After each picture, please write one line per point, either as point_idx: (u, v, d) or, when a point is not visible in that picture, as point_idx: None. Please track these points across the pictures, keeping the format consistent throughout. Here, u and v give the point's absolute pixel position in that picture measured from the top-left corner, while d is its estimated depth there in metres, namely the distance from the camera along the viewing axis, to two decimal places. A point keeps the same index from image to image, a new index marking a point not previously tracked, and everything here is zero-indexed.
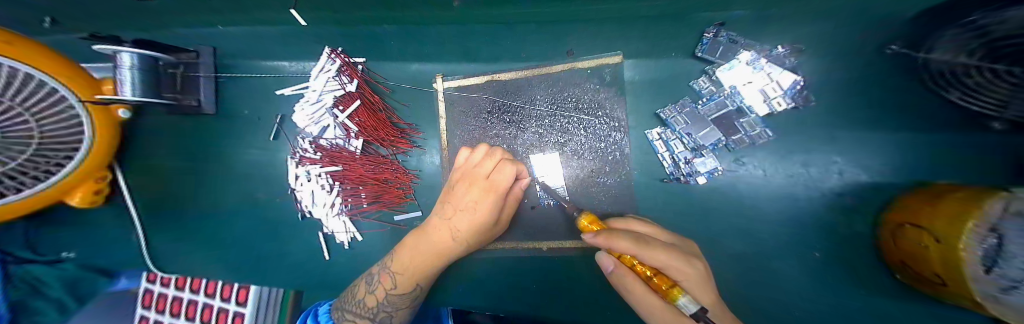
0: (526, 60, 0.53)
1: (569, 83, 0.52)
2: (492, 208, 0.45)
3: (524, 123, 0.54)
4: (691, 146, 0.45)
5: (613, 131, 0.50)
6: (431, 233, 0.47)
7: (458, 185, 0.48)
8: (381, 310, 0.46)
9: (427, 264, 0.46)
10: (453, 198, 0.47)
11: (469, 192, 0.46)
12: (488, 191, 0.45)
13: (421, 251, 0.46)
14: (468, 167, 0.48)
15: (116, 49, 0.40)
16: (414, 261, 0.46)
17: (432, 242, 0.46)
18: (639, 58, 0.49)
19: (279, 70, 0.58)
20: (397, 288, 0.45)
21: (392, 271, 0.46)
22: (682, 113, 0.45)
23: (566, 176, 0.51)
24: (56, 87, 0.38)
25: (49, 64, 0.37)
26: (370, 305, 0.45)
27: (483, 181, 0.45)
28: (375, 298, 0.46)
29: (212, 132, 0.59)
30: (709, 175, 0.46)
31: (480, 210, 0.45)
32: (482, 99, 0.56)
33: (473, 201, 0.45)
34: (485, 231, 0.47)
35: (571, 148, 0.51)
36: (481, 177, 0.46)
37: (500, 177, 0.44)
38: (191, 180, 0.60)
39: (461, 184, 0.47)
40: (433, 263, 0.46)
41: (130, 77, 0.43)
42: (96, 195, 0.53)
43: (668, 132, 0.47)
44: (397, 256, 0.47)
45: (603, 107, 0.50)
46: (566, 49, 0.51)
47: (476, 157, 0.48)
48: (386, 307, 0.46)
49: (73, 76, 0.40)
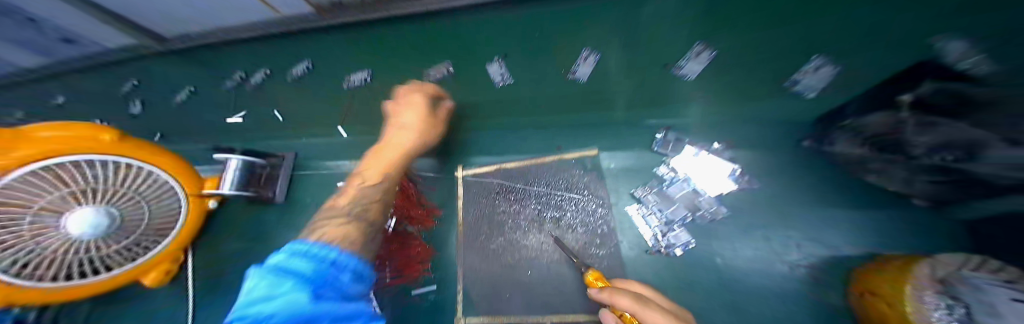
0: (526, 153, 0.70)
1: (560, 170, 0.66)
2: (424, 114, 0.61)
3: (526, 201, 0.66)
4: (663, 220, 0.56)
5: (598, 207, 0.61)
6: (376, 156, 0.60)
7: (405, 107, 0.64)
8: (358, 204, 0.52)
9: (388, 160, 0.58)
10: (393, 123, 0.63)
11: (405, 114, 0.62)
12: (413, 104, 0.63)
13: (377, 159, 0.58)
14: (397, 103, 0.65)
15: (230, 157, 0.60)
16: (382, 159, 0.58)
17: (377, 159, 0.59)
18: (612, 151, 0.64)
19: (338, 166, 0.75)
20: (371, 180, 0.55)
21: (365, 177, 0.57)
22: (654, 192, 0.58)
23: (563, 247, 0.60)
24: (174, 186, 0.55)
25: (179, 171, 0.56)
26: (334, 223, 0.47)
27: (416, 105, 0.62)
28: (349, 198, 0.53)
29: (273, 217, 0.73)
30: (685, 247, 0.54)
31: (411, 117, 0.60)
32: (492, 182, 0.70)
33: (406, 112, 0.62)
34: (427, 124, 0.61)
35: (566, 222, 0.62)
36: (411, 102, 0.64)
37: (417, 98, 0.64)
38: (244, 259, 0.71)
39: (391, 113, 0.65)
40: (401, 155, 0.59)
41: (230, 176, 0.61)
42: (165, 275, 0.63)
43: (643, 209, 0.58)
44: (370, 163, 0.59)
45: (589, 188, 0.63)
46: (556, 144, 0.68)
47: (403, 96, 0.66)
48: (363, 201, 0.53)
49: (189, 178, 0.59)
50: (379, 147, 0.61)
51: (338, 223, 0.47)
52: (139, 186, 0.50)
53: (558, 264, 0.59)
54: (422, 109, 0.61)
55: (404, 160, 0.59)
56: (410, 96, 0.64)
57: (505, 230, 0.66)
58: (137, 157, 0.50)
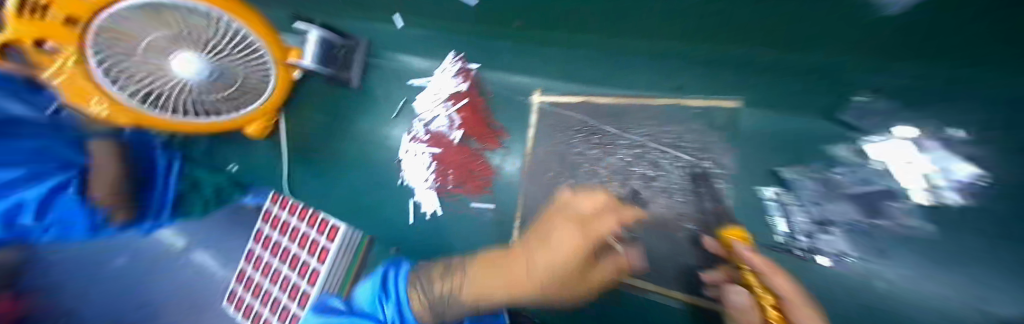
0: (628, 88, 0.54)
1: (670, 118, 0.50)
2: (579, 249, 0.43)
3: (613, 148, 0.54)
4: (816, 218, 0.41)
5: (714, 178, 0.46)
6: (549, 220, 0.50)
7: (562, 223, 0.47)
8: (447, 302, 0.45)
9: (495, 301, 0.46)
10: (540, 231, 0.50)
11: (562, 228, 0.46)
12: (577, 224, 0.46)
13: (569, 214, 0.48)
14: (567, 207, 0.50)
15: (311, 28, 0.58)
16: (511, 280, 0.45)
17: (491, 277, 0.47)
18: (766, 107, 0.45)
19: (410, 63, 0.68)
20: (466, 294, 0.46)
21: (468, 290, 0.47)
22: (815, 178, 0.41)
23: (647, 211, 0.50)
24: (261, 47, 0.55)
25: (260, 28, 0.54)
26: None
27: (580, 225, 0.45)
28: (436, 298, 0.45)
29: (352, 101, 0.73)
30: (838, 260, 0.40)
31: (565, 239, 0.44)
32: (574, 117, 0.58)
33: (556, 235, 0.46)
34: (567, 277, 0.46)
35: (660, 184, 0.50)
36: (567, 213, 0.49)
37: (603, 224, 0.45)
38: (323, 135, 0.75)
39: (553, 221, 0.49)
40: (550, 279, 0.44)
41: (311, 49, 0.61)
42: (264, 129, 0.71)
43: (788, 197, 0.42)
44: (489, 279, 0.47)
45: (707, 151, 0.48)
46: (674, 84, 0.50)
47: (581, 201, 0.49)
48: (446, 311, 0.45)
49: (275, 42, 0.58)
50: (545, 228, 0.49)
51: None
52: (228, 40, 0.50)
53: (625, 230, 0.50)
54: (584, 223, 0.45)
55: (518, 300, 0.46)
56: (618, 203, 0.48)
57: (578, 173, 0.57)
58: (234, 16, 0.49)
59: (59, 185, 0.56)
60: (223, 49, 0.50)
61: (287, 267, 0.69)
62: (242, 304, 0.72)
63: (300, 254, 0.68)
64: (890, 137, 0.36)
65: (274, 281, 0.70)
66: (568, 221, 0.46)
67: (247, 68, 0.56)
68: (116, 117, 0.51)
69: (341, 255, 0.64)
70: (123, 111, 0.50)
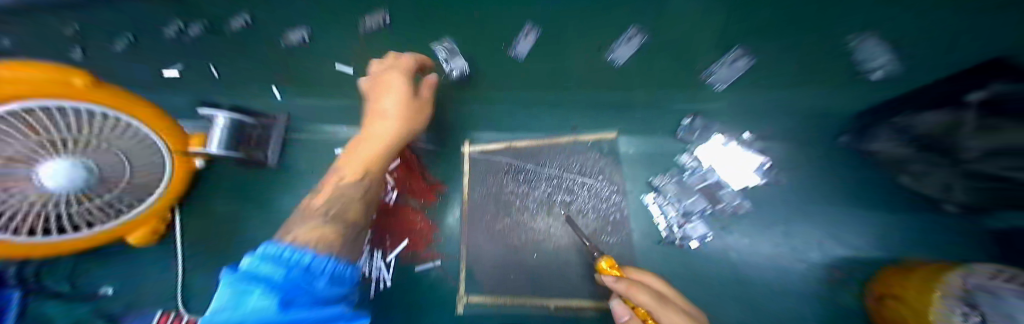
0: (541, 132, 0.64)
1: (576, 152, 0.62)
2: (426, 89, 0.53)
3: (535, 182, 0.63)
4: (680, 211, 0.53)
5: (614, 194, 0.58)
6: (379, 99, 0.49)
7: (393, 73, 0.49)
8: (336, 198, 0.39)
9: (372, 152, 0.45)
10: (354, 152, 0.47)
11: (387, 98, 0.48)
12: (402, 73, 0.49)
13: (388, 85, 0.49)
14: (376, 109, 0.48)
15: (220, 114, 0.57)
16: (351, 160, 0.45)
17: (368, 147, 0.45)
18: (634, 134, 0.60)
19: (337, 133, 0.70)
20: (348, 176, 0.43)
21: (340, 174, 0.43)
22: (674, 181, 0.55)
23: (571, 232, 0.58)
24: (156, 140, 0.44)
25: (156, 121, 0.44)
26: (318, 207, 0.37)
27: (399, 70, 0.49)
28: (328, 189, 0.41)
29: (271, 180, 0.69)
30: (700, 240, 0.52)
31: (398, 78, 0.48)
32: (502, 161, 0.66)
33: (395, 85, 0.48)
34: (414, 106, 0.49)
35: (577, 207, 0.59)
36: (393, 74, 0.49)
37: (410, 60, 0.51)
38: (239, 222, 0.69)
39: (374, 124, 0.47)
40: (381, 142, 0.46)
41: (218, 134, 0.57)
42: (152, 235, 0.61)
43: (660, 199, 0.55)
44: (337, 172, 0.44)
45: (604, 173, 0.59)
46: (571, 124, 0.62)
47: (389, 63, 0.51)
48: (345, 190, 0.40)
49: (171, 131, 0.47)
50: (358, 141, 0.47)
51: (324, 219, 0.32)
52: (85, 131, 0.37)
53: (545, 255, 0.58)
54: (405, 70, 0.49)
55: (387, 157, 0.47)
56: (401, 60, 0.51)
57: (513, 210, 0.63)
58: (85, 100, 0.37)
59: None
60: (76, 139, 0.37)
61: None
62: None
63: None
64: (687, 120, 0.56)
65: None
66: (389, 65, 0.51)
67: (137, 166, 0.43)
68: None
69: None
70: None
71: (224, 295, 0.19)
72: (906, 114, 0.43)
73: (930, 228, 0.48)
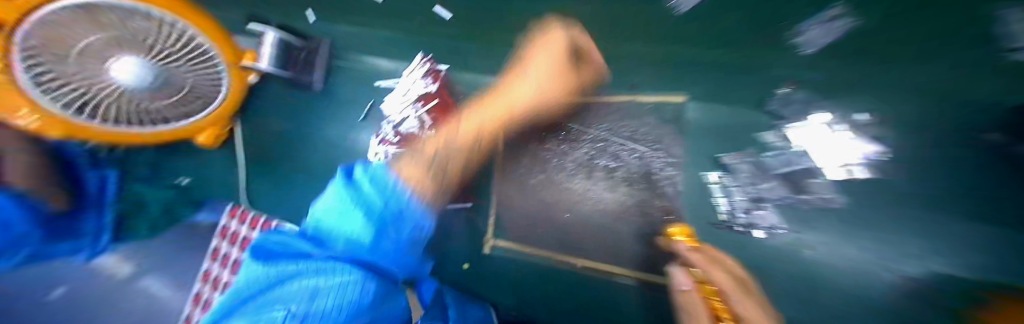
0: (592, 87, 0.57)
1: (629, 115, 0.55)
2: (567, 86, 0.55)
3: (577, 143, 0.57)
4: (750, 196, 0.46)
5: (667, 166, 0.51)
6: (531, 58, 0.54)
7: (552, 44, 0.52)
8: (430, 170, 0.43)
9: (478, 138, 0.53)
10: (512, 83, 0.57)
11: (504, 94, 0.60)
12: (558, 72, 0.53)
13: (549, 52, 0.53)
14: (520, 70, 0.56)
15: (268, 30, 0.59)
16: (470, 128, 0.54)
17: (507, 100, 0.55)
18: (708, 102, 0.50)
19: (377, 65, 0.68)
20: (457, 144, 0.51)
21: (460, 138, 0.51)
22: (750, 162, 0.46)
23: (610, 200, 0.53)
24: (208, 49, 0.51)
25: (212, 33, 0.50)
26: (426, 154, 0.45)
27: (552, 65, 0.53)
28: (423, 169, 0.42)
29: (315, 104, 0.71)
30: (769, 231, 0.45)
31: (555, 75, 0.53)
32: (542, 115, 0.60)
33: (542, 62, 0.53)
34: (546, 109, 0.57)
35: (621, 175, 0.54)
36: (552, 46, 0.52)
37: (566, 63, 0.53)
38: (285, 141, 0.72)
39: (531, 57, 0.54)
40: (502, 119, 0.56)
41: (268, 51, 0.60)
42: (216, 138, 0.67)
43: (729, 180, 0.48)
44: (466, 121, 0.54)
45: (659, 142, 0.52)
46: (629, 83, 0.55)
47: (548, 36, 0.53)
48: (436, 166, 0.45)
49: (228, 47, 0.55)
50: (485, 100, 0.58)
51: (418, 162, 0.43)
52: (167, 39, 0.45)
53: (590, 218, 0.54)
54: (573, 49, 0.53)
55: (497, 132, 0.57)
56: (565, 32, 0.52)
57: (548, 168, 0.59)
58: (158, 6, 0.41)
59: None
60: (165, 49, 0.45)
61: None
62: None
63: None
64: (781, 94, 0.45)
65: None
66: (554, 39, 0.52)
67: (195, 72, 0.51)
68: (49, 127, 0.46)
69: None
70: (60, 125, 0.46)
71: (243, 285, 0.22)
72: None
73: None
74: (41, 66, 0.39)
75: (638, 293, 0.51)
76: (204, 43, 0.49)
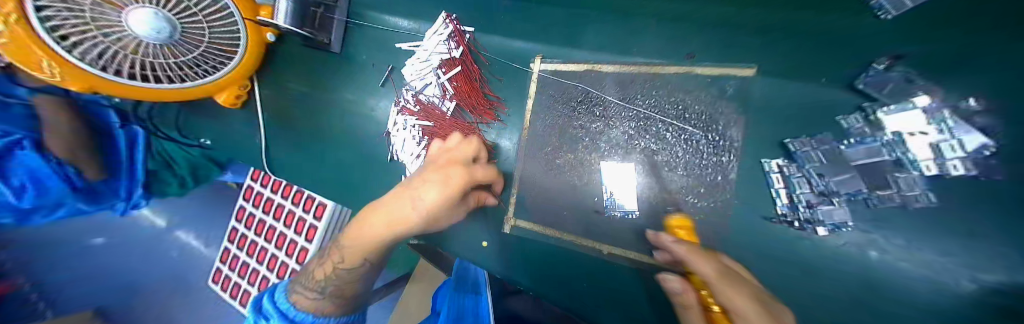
0: (636, 57, 0.51)
1: (679, 88, 0.48)
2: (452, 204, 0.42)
3: (615, 120, 0.52)
4: (817, 189, 0.38)
5: (719, 151, 0.45)
6: (423, 181, 0.42)
7: (438, 178, 0.41)
8: (328, 285, 0.47)
9: (372, 247, 0.44)
10: (412, 187, 0.42)
11: (427, 186, 0.41)
12: (444, 183, 0.41)
13: (453, 157, 0.47)
14: (445, 152, 0.49)
15: None
16: (358, 245, 0.44)
17: (399, 211, 0.41)
18: (781, 77, 0.43)
19: (396, 25, 0.62)
20: (345, 263, 0.46)
21: (343, 248, 0.46)
22: (823, 149, 0.38)
23: (647, 184, 0.49)
24: (229, 5, 0.49)
25: None
26: (318, 280, 0.47)
27: (457, 167, 0.44)
28: (322, 274, 0.47)
29: (334, 67, 0.67)
30: (834, 228, 0.39)
31: (442, 181, 0.41)
32: (576, 88, 0.55)
33: (428, 186, 0.41)
34: (444, 213, 0.44)
35: (663, 158, 0.48)
36: (449, 167, 0.43)
37: (472, 172, 0.45)
38: (302, 106, 0.70)
39: (425, 173, 0.45)
40: (389, 232, 0.42)
41: (285, 6, 0.53)
42: (236, 100, 0.66)
43: (791, 168, 0.41)
44: (352, 232, 0.45)
45: (713, 123, 0.46)
46: (685, 53, 0.48)
47: (453, 143, 0.51)
48: (333, 283, 0.47)
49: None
50: (416, 181, 0.43)
51: (310, 294, 0.46)
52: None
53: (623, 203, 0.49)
54: (465, 166, 0.45)
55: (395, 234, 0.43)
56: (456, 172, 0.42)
57: (579, 147, 0.54)
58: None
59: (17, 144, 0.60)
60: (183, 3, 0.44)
61: (274, 244, 0.74)
62: (235, 281, 0.79)
63: (286, 231, 0.73)
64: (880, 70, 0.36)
65: (259, 257, 0.77)
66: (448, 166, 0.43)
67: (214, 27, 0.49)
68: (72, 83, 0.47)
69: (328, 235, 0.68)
70: (84, 80, 0.46)
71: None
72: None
73: None
74: (60, 16, 0.38)
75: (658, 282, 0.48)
76: (230, 5, 0.49)
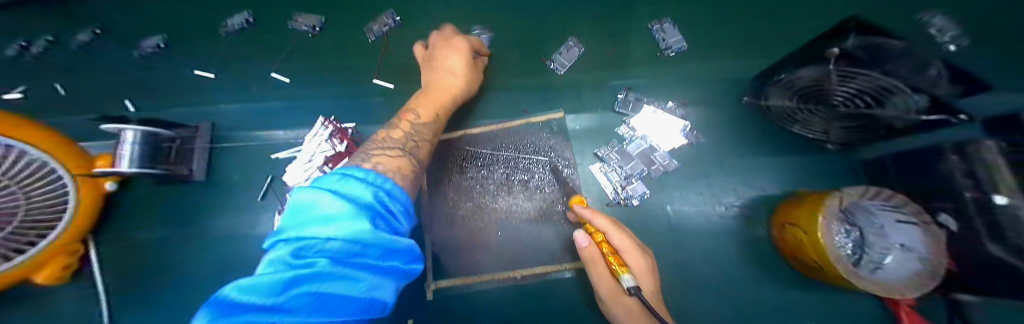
0: (491, 117, 0.66)
1: (527, 132, 0.65)
2: (466, 55, 0.52)
3: (493, 166, 0.64)
4: (623, 175, 0.58)
5: (564, 167, 0.62)
6: (442, 57, 0.51)
7: (450, 51, 0.52)
8: (410, 141, 0.42)
9: (439, 99, 0.49)
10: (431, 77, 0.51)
11: (447, 61, 0.51)
12: (457, 51, 0.52)
13: (453, 47, 0.52)
14: (443, 38, 0.54)
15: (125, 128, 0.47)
16: (430, 101, 0.49)
17: (435, 75, 0.51)
18: (576, 112, 0.64)
19: (275, 138, 0.66)
20: (421, 118, 0.46)
21: (416, 116, 0.46)
22: (617, 151, 0.59)
23: (532, 208, 0.61)
24: (45, 159, 0.43)
25: (48, 143, 0.44)
26: (396, 139, 0.41)
27: (458, 50, 0.52)
28: (400, 132, 0.43)
29: (206, 195, 0.64)
30: (640, 198, 0.57)
31: (456, 55, 0.51)
32: (456, 149, 0.65)
33: (445, 63, 0.51)
34: (470, 76, 0.53)
35: (534, 184, 0.62)
36: (447, 49, 0.52)
37: (455, 41, 0.53)
38: (163, 249, 0.61)
39: (428, 66, 0.52)
40: (442, 100, 0.49)
41: (130, 151, 0.49)
42: (63, 271, 0.53)
43: (606, 167, 0.59)
44: (418, 112, 0.47)
45: (555, 150, 0.63)
46: (521, 109, 0.66)
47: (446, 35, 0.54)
48: (413, 138, 0.43)
49: (64, 150, 0.46)
50: (435, 56, 0.52)
51: (394, 153, 0.38)
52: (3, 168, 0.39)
53: (520, 228, 0.61)
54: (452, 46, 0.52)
55: (450, 106, 0.51)
56: (454, 40, 0.53)
57: (473, 195, 0.64)
58: (15, 138, 0.40)
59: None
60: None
61: None
62: None
63: None
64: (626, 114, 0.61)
65: None
66: (445, 42, 0.53)
67: (33, 201, 0.42)
68: None
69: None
70: None
71: None
72: (789, 70, 0.50)
73: (823, 164, 0.56)
74: None
75: (578, 286, 0.57)
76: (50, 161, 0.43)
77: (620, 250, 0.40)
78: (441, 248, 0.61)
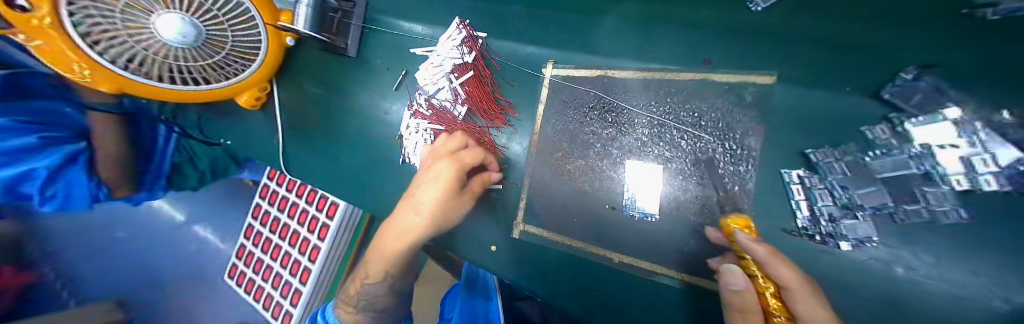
0: (652, 62, 0.51)
1: (695, 95, 0.46)
2: (454, 186, 0.47)
3: (628, 127, 0.51)
4: (839, 204, 0.35)
5: (738, 160, 0.42)
6: (416, 188, 0.49)
7: (436, 163, 0.49)
8: (362, 299, 0.53)
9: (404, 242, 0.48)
10: (416, 189, 0.49)
11: (427, 190, 0.47)
12: (452, 163, 0.48)
13: (444, 153, 0.50)
14: (439, 148, 0.52)
15: None
16: (388, 248, 0.49)
17: (409, 214, 0.47)
18: (799, 83, 0.41)
19: (412, 31, 0.64)
20: (370, 278, 0.52)
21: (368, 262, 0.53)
22: (843, 160, 0.36)
23: (664, 193, 0.47)
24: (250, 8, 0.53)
25: None
26: (353, 297, 0.55)
27: (449, 158, 0.49)
28: (353, 290, 0.55)
29: (346, 70, 0.69)
30: (860, 244, 0.35)
31: (440, 172, 0.47)
32: (587, 93, 0.54)
33: (425, 195, 0.47)
34: (443, 213, 0.48)
35: (676, 166, 0.46)
36: (444, 155, 0.50)
37: (464, 154, 0.49)
38: (315, 109, 0.72)
39: (428, 165, 0.51)
40: (408, 245, 0.48)
41: (302, 12, 0.55)
42: (256, 101, 0.69)
43: (812, 181, 0.38)
44: (370, 263, 0.53)
45: (732, 131, 0.43)
46: (700, 59, 0.48)
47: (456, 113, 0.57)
48: (364, 296, 0.53)
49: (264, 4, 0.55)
50: (428, 170, 0.50)
51: (349, 310, 0.54)
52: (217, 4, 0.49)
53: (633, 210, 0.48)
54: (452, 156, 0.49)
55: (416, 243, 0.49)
56: (446, 149, 0.51)
57: (589, 153, 0.53)
58: None
59: (69, 157, 0.63)
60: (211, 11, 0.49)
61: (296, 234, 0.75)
62: (257, 285, 0.81)
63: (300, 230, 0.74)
64: (936, 119, 0.29)
65: (275, 256, 0.79)
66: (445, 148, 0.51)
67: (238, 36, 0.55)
68: (98, 82, 0.53)
69: (331, 254, 0.71)
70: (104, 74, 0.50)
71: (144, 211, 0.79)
72: None
73: None
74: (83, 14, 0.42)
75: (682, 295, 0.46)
76: (250, 9, 0.53)
77: (784, 288, 0.29)
78: (537, 196, 0.56)
